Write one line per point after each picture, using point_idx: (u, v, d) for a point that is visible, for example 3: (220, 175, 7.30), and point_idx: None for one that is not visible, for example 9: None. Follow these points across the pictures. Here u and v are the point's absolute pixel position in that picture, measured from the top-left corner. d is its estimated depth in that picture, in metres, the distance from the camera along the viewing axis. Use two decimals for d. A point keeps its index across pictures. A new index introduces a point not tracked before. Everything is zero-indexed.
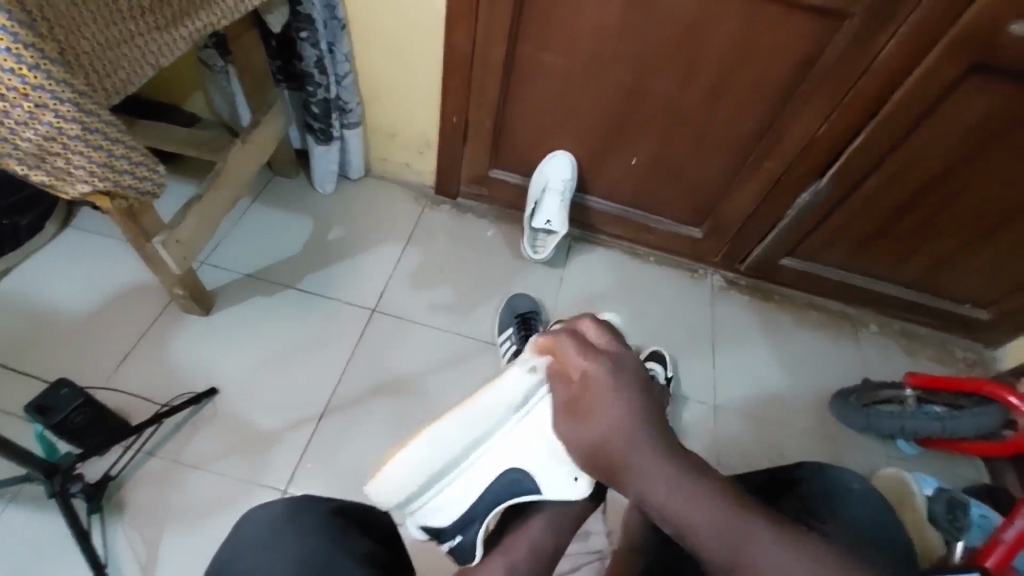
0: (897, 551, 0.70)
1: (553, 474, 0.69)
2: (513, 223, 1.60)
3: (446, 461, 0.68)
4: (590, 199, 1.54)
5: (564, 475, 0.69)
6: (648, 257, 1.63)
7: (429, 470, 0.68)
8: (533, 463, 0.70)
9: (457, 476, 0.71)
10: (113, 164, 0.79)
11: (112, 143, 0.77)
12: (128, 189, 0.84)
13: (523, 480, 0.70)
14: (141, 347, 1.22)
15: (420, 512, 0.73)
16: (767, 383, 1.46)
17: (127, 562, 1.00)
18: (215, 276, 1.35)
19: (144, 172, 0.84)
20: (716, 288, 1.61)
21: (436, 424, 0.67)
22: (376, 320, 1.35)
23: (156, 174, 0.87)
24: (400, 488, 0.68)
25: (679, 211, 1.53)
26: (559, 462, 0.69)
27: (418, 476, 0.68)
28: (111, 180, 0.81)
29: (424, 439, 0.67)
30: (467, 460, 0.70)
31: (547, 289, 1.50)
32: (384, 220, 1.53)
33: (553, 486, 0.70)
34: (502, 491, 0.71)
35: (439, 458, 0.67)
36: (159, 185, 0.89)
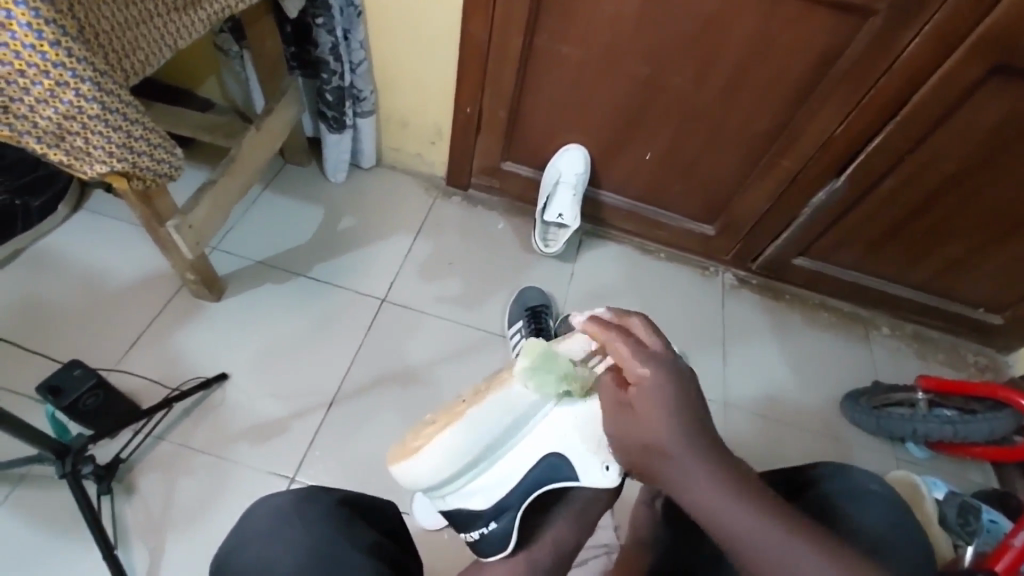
0: (911, 556, 0.69)
1: (588, 459, 0.65)
2: (523, 216, 1.59)
3: (486, 444, 0.66)
4: (602, 194, 1.53)
5: (597, 462, 0.65)
6: (658, 254, 1.62)
7: (465, 456, 0.65)
8: (568, 449, 0.66)
9: (493, 463, 0.68)
10: (131, 145, 0.79)
11: (130, 123, 0.77)
12: (146, 170, 0.84)
13: (559, 466, 0.66)
14: (152, 331, 1.22)
15: (453, 499, 0.69)
16: (777, 383, 1.45)
17: (135, 541, 1.00)
18: (226, 262, 1.35)
19: (160, 153, 0.83)
20: (727, 286, 1.60)
21: (473, 409, 0.66)
22: (386, 310, 1.35)
23: (174, 156, 0.86)
24: (437, 471, 0.66)
25: (692, 207, 1.51)
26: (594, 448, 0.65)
27: (456, 461, 0.65)
28: (129, 161, 0.80)
29: (463, 424, 0.65)
30: (504, 445, 0.68)
31: (557, 283, 1.49)
32: (395, 210, 1.53)
33: (591, 472, 0.65)
34: (538, 477, 0.66)
35: (477, 443, 0.65)
36: (176, 168, 0.88)
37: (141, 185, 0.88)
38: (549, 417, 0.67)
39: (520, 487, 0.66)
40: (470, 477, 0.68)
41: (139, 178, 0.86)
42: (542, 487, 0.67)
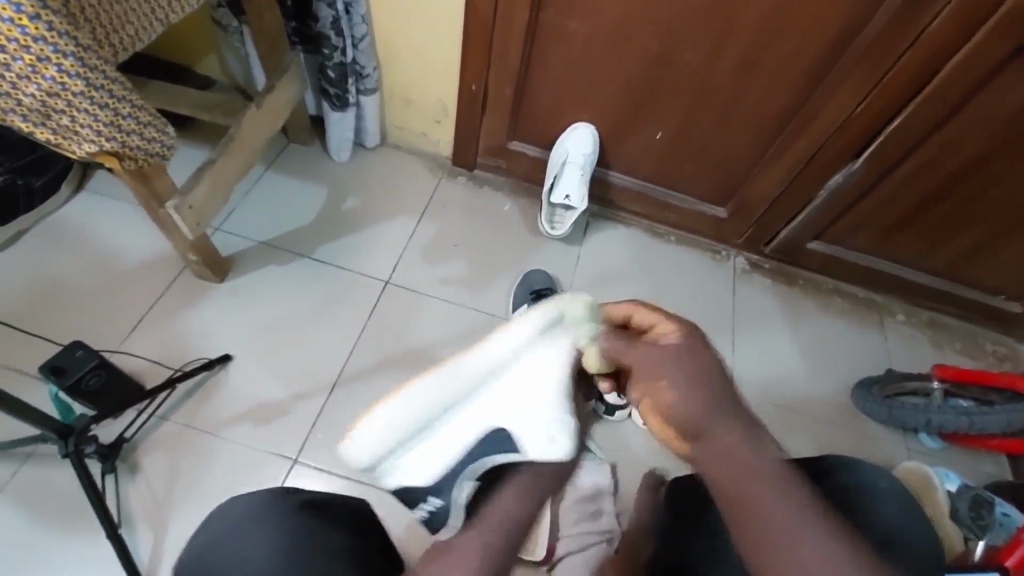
0: (918, 554, 0.66)
1: (533, 428, 0.70)
2: (529, 198, 1.56)
3: (431, 418, 0.67)
4: (611, 174, 1.49)
5: (540, 434, 0.70)
6: (668, 237, 1.58)
7: (408, 430, 0.66)
8: (513, 421, 0.70)
9: (436, 438, 0.69)
10: (120, 124, 0.77)
11: (118, 101, 0.74)
12: (136, 150, 0.82)
13: (504, 439, 0.70)
14: (155, 312, 1.22)
15: (395, 480, 0.70)
16: (787, 370, 1.42)
17: (139, 519, 1.01)
18: (229, 243, 1.34)
19: (150, 131, 0.81)
20: (738, 270, 1.56)
21: (418, 382, 0.67)
22: (388, 292, 1.34)
23: (166, 135, 0.84)
24: (379, 447, 0.66)
25: (703, 189, 1.47)
26: (540, 417, 0.70)
27: (400, 435, 0.66)
28: (118, 141, 0.78)
29: (407, 396, 0.66)
30: (449, 419, 0.69)
31: (563, 266, 1.46)
32: (399, 190, 1.50)
33: (535, 441, 0.70)
34: (483, 450, 0.70)
35: (422, 416, 0.66)
36: (167, 148, 0.86)
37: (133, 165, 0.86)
38: (494, 390, 0.71)
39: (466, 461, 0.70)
40: (417, 453, 0.69)
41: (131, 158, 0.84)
42: (483, 461, 0.70)
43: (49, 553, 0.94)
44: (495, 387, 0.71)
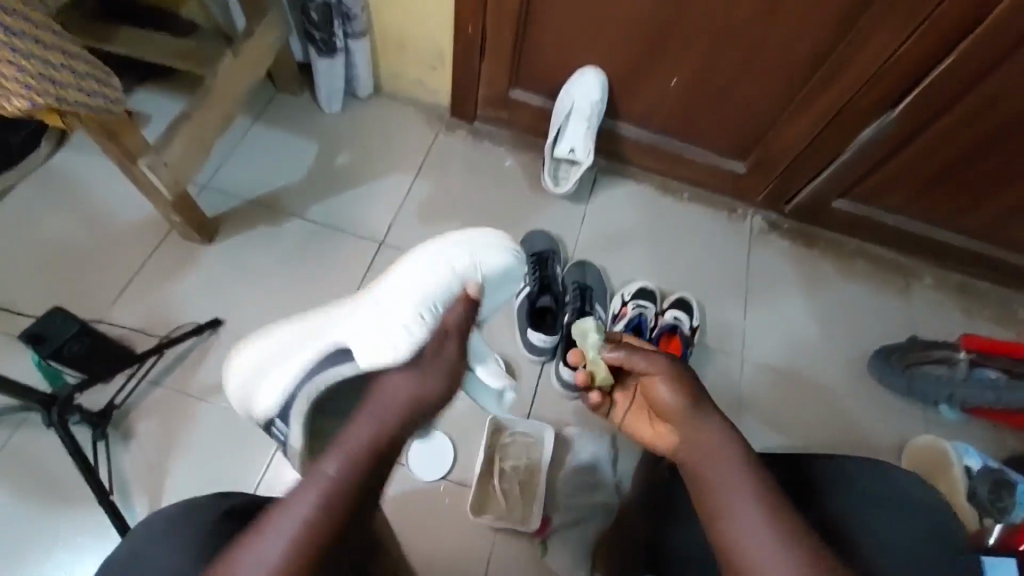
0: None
1: (383, 335, 0.66)
2: (533, 151, 1.45)
3: (305, 337, 0.76)
4: (621, 126, 1.38)
5: (376, 344, 0.66)
6: (682, 193, 1.47)
7: (286, 348, 0.77)
8: (362, 332, 0.69)
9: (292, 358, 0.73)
10: (52, 75, 0.71)
11: (46, 47, 0.70)
12: (77, 106, 0.75)
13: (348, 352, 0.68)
14: (143, 275, 1.18)
15: (263, 401, 0.72)
16: (802, 337, 1.35)
17: (134, 485, 1.01)
18: (216, 201, 1.28)
19: (89, 84, 0.75)
20: (755, 230, 1.46)
21: (325, 308, 0.81)
22: (383, 254, 1.28)
23: (109, 87, 0.79)
24: (263, 364, 0.77)
25: (720, 141, 1.35)
26: (385, 325, 0.67)
27: (280, 351, 0.77)
28: (53, 95, 0.72)
29: (308, 319, 0.81)
30: (312, 340, 0.75)
31: (567, 226, 1.38)
32: (395, 145, 1.42)
33: (373, 344, 0.65)
34: (330, 358, 0.69)
35: (301, 334, 0.77)
36: (116, 103, 0.81)
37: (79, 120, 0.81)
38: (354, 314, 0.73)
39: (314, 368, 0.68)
40: (282, 366, 0.73)
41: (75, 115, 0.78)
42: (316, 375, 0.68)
43: (47, 516, 0.95)
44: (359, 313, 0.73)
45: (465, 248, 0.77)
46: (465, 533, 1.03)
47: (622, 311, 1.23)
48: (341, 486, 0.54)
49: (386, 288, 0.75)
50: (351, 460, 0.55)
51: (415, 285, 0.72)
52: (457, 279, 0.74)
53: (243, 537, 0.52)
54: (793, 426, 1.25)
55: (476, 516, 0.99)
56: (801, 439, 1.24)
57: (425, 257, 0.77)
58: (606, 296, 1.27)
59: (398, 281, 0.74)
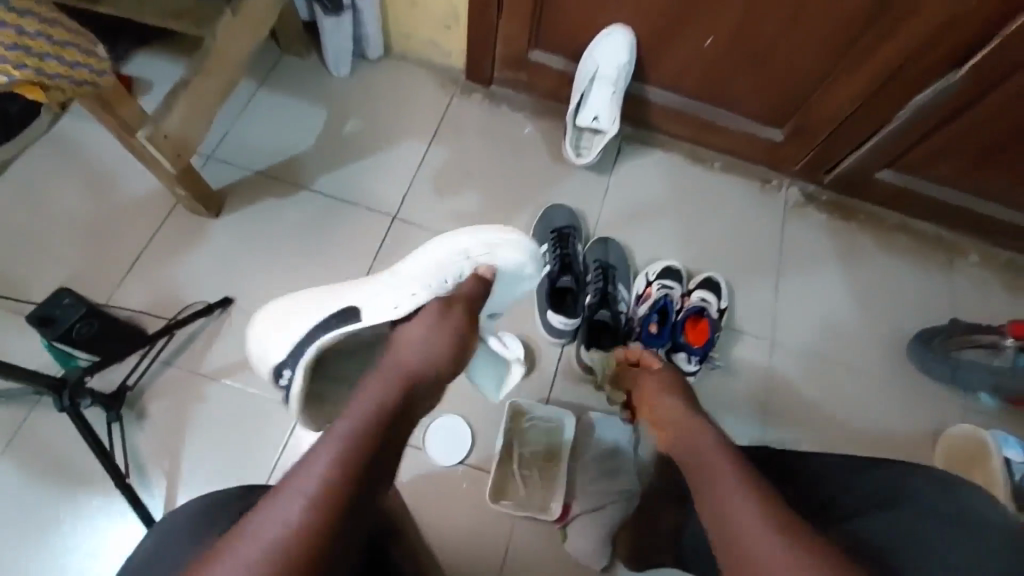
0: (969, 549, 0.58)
1: (394, 295, 0.67)
2: (554, 118, 1.36)
3: (317, 294, 0.77)
4: (650, 90, 1.27)
5: (386, 303, 0.66)
6: (713, 162, 1.38)
7: (297, 305, 0.78)
8: (370, 294, 0.69)
9: (302, 312, 0.74)
10: (28, 44, 0.65)
11: (19, 13, 0.64)
12: (61, 77, 0.69)
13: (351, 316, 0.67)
14: (151, 251, 1.15)
15: (271, 354, 0.73)
16: (835, 318, 1.28)
17: (151, 466, 1.01)
18: (222, 173, 1.23)
19: (70, 53, 0.69)
20: (790, 203, 1.37)
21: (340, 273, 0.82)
22: (397, 229, 1.23)
23: (92, 57, 0.73)
24: (273, 318, 0.78)
25: (757, 106, 1.25)
26: (392, 293, 0.67)
27: (291, 307, 0.78)
28: (32, 66, 0.65)
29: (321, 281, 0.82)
30: (323, 296, 0.75)
31: (590, 199, 1.30)
32: (407, 111, 1.34)
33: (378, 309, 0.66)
34: (332, 320, 0.68)
35: (314, 292, 0.78)
36: (103, 75, 0.76)
37: (61, 97, 0.73)
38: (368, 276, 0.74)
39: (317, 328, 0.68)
40: (291, 324, 0.73)
41: (59, 88, 0.70)
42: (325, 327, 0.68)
43: (70, 495, 0.95)
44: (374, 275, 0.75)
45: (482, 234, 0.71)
46: (484, 518, 1.01)
47: (647, 292, 1.17)
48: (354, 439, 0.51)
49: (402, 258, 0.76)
50: (363, 417, 0.53)
51: (426, 265, 0.70)
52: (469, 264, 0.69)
53: (253, 507, 0.48)
54: (823, 410, 1.20)
55: (495, 503, 0.98)
56: (831, 424, 1.20)
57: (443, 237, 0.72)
58: (630, 275, 1.21)
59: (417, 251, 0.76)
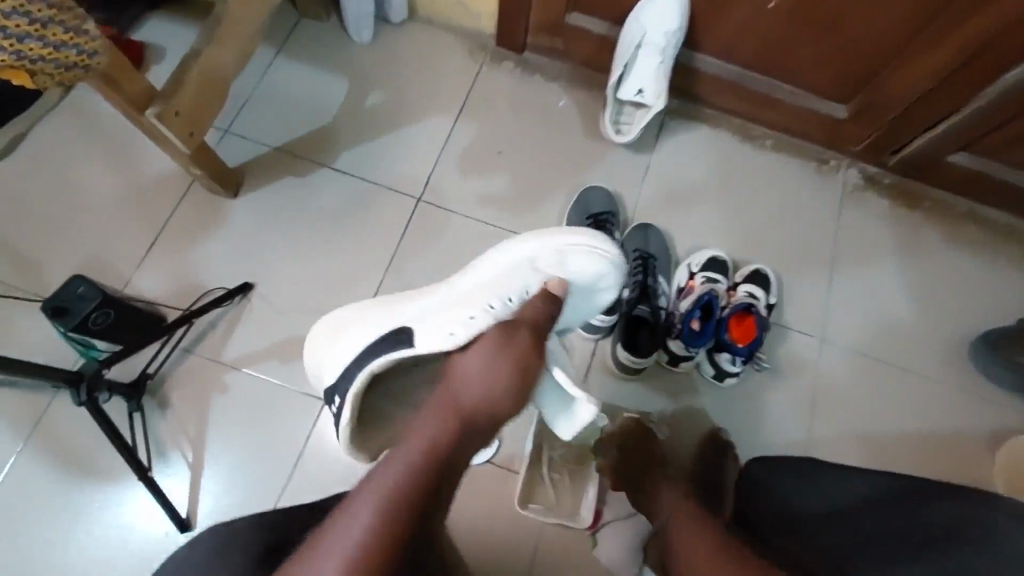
0: None
1: (449, 319, 0.61)
2: (591, 89, 1.25)
3: (370, 315, 0.72)
4: (701, 59, 1.15)
5: (439, 329, 0.60)
6: (764, 140, 1.26)
7: (350, 327, 0.73)
8: (425, 319, 0.63)
9: (354, 334, 0.69)
10: (7, 25, 0.60)
11: None
12: (46, 63, 0.66)
13: (401, 337, 0.62)
14: (169, 232, 1.10)
15: (329, 371, 0.71)
16: (892, 316, 1.18)
17: (175, 455, 0.99)
18: (239, 149, 1.16)
19: (52, 31, 0.64)
20: (848, 187, 1.25)
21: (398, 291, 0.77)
22: (421, 211, 1.15)
23: (81, 35, 0.68)
24: (330, 340, 0.75)
25: (822, 79, 1.12)
26: (449, 313, 0.62)
27: (344, 328, 0.74)
28: (10, 51, 0.62)
29: (376, 299, 0.77)
30: (376, 316, 0.71)
31: (629, 180, 1.20)
32: (433, 80, 1.24)
33: (424, 338, 0.60)
34: (380, 345, 0.63)
35: (369, 311, 0.74)
36: (93, 56, 0.71)
37: (52, 83, 0.69)
38: (426, 296, 0.69)
39: (368, 349, 0.64)
40: (346, 339, 0.70)
41: (47, 76, 0.68)
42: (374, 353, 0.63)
43: (98, 486, 0.95)
44: (431, 295, 0.69)
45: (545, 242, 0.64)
46: (512, 521, 0.98)
47: (689, 284, 1.09)
48: (402, 495, 0.47)
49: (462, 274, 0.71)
50: (431, 438, 0.51)
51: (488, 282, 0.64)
52: (536, 278, 0.64)
53: (330, 517, 0.48)
54: (872, 415, 1.13)
55: (523, 508, 0.94)
56: (881, 430, 1.12)
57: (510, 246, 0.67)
58: (671, 266, 1.14)
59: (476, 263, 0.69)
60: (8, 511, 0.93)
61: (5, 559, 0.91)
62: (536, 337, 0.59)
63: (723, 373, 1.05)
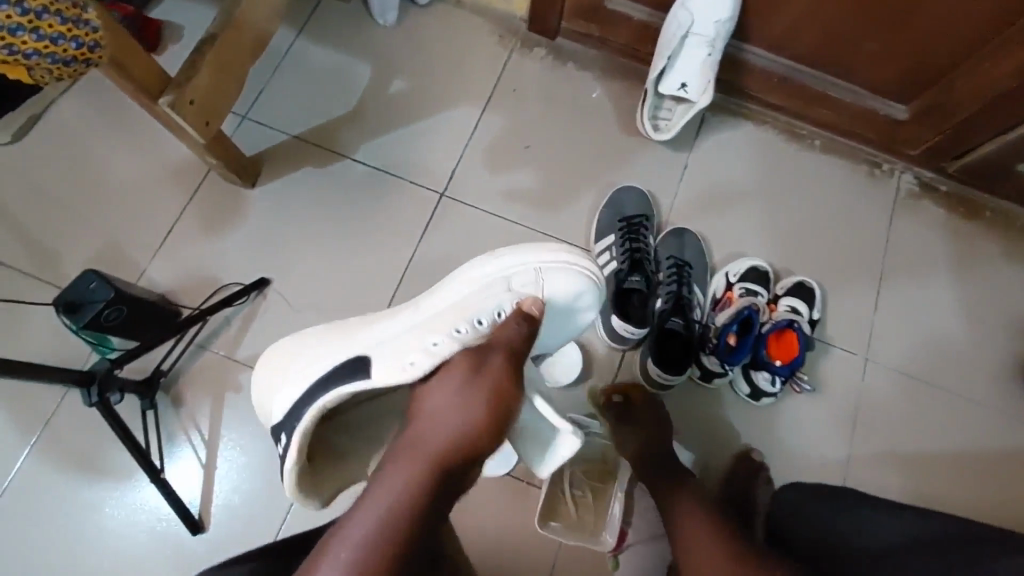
0: None
1: (414, 347, 0.60)
2: (628, 79, 1.17)
3: (321, 338, 0.67)
4: (749, 51, 1.06)
5: (400, 357, 0.58)
6: (811, 140, 1.17)
7: (296, 351, 0.67)
8: (387, 346, 0.61)
9: (304, 359, 0.64)
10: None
11: None
12: (44, 57, 0.65)
13: (364, 365, 0.59)
14: (185, 222, 1.07)
15: (273, 409, 0.63)
16: (942, 336, 1.10)
17: (187, 456, 0.97)
18: (257, 137, 1.11)
19: (47, 23, 0.63)
20: (901, 193, 1.16)
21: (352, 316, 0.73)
22: (445, 207, 1.10)
23: (80, 27, 0.65)
24: (273, 364, 0.68)
25: (882, 76, 1.02)
26: (413, 340, 0.61)
27: (290, 353, 0.67)
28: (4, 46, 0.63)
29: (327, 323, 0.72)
30: (328, 340, 0.66)
31: (664, 179, 1.13)
32: (460, 67, 1.17)
33: (385, 368, 0.57)
34: (338, 373, 0.59)
35: (319, 334, 0.68)
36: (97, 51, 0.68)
37: (51, 77, 0.69)
38: (385, 319, 0.66)
39: (325, 377, 0.59)
40: (295, 370, 0.64)
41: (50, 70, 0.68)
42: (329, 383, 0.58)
43: (110, 483, 0.93)
44: (390, 318, 0.66)
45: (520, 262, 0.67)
46: (529, 535, 0.95)
47: (726, 296, 1.05)
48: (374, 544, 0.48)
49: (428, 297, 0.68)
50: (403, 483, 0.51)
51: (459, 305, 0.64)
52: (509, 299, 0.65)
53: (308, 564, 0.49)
54: (915, 441, 1.06)
55: (544, 526, 0.88)
56: (922, 456, 1.06)
57: (481, 269, 0.67)
58: (707, 274, 1.08)
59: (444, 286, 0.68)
60: (20, 504, 0.92)
61: (18, 551, 0.91)
62: (511, 363, 0.57)
63: (759, 393, 1.00)
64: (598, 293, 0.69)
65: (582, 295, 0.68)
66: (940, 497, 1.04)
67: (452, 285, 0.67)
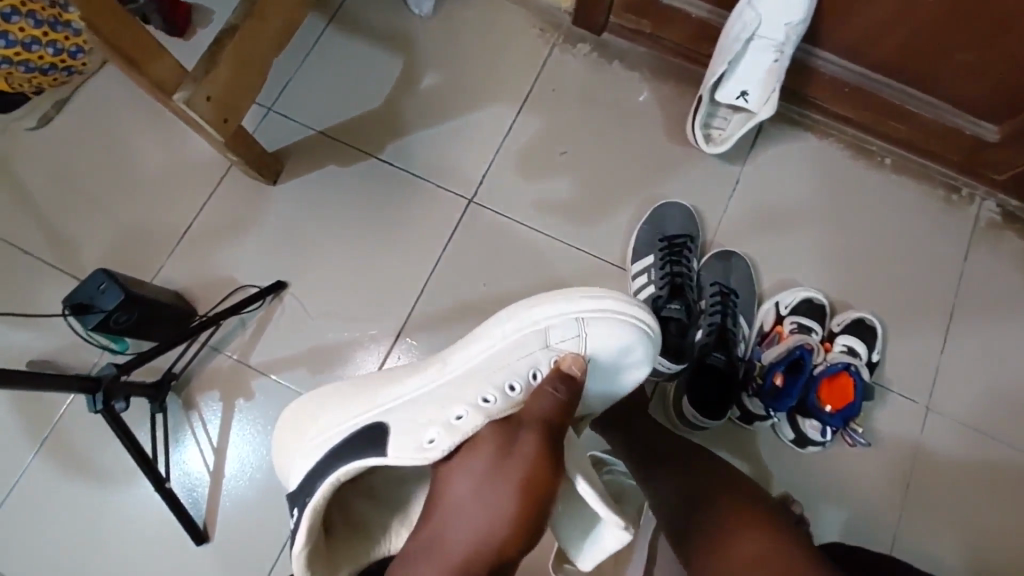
0: None
1: (432, 421, 0.56)
2: (679, 82, 1.07)
3: (337, 394, 0.63)
4: (821, 57, 0.95)
5: (417, 434, 0.55)
6: (882, 158, 1.05)
7: (313, 409, 0.63)
8: (406, 413, 0.57)
9: (320, 420, 0.61)
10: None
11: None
12: (29, 65, 0.78)
13: (379, 438, 0.55)
14: (205, 217, 1.03)
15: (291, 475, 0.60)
16: (1019, 385, 0.99)
17: (196, 464, 0.94)
18: (280, 131, 1.06)
19: (17, 27, 0.73)
20: (980, 223, 1.03)
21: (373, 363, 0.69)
22: (471, 215, 1.03)
23: (55, 32, 0.75)
24: (291, 420, 0.65)
25: (973, 92, 0.90)
26: (434, 411, 0.58)
27: (307, 408, 0.64)
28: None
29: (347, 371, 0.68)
30: (344, 397, 0.62)
31: (713, 195, 1.03)
32: (496, 62, 1.09)
33: (401, 445, 0.54)
34: (353, 446, 0.55)
35: (336, 389, 0.65)
36: (73, 54, 0.79)
37: (30, 83, 0.82)
38: (407, 374, 0.62)
39: (339, 449, 0.56)
40: (310, 435, 0.60)
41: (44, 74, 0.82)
42: (344, 457, 0.55)
43: (119, 488, 0.92)
44: (412, 374, 0.62)
45: (557, 309, 0.61)
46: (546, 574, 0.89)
47: (775, 330, 0.97)
48: None
49: (453, 350, 0.64)
50: None
51: (488, 366, 0.60)
52: (546, 359, 0.60)
53: None
54: (978, 501, 0.95)
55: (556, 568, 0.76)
56: (984, 520, 0.95)
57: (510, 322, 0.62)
58: (754, 304, 0.99)
59: (471, 339, 0.63)
60: (32, 502, 0.91)
61: (30, 549, 0.90)
62: (543, 439, 0.52)
63: (805, 440, 0.92)
64: (649, 344, 0.64)
65: (629, 348, 0.62)
66: (1006, 565, 0.94)
67: (481, 338, 0.63)
